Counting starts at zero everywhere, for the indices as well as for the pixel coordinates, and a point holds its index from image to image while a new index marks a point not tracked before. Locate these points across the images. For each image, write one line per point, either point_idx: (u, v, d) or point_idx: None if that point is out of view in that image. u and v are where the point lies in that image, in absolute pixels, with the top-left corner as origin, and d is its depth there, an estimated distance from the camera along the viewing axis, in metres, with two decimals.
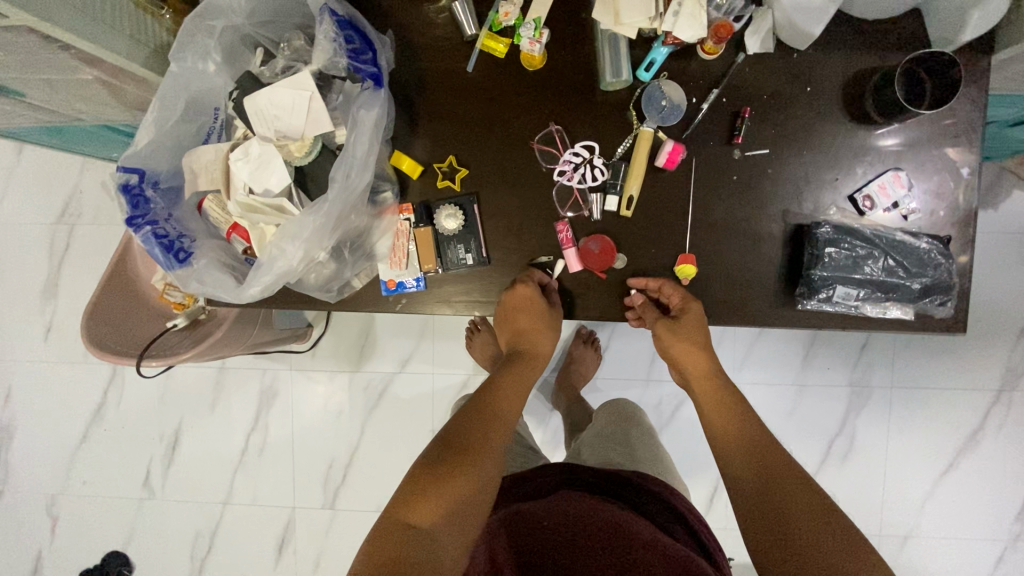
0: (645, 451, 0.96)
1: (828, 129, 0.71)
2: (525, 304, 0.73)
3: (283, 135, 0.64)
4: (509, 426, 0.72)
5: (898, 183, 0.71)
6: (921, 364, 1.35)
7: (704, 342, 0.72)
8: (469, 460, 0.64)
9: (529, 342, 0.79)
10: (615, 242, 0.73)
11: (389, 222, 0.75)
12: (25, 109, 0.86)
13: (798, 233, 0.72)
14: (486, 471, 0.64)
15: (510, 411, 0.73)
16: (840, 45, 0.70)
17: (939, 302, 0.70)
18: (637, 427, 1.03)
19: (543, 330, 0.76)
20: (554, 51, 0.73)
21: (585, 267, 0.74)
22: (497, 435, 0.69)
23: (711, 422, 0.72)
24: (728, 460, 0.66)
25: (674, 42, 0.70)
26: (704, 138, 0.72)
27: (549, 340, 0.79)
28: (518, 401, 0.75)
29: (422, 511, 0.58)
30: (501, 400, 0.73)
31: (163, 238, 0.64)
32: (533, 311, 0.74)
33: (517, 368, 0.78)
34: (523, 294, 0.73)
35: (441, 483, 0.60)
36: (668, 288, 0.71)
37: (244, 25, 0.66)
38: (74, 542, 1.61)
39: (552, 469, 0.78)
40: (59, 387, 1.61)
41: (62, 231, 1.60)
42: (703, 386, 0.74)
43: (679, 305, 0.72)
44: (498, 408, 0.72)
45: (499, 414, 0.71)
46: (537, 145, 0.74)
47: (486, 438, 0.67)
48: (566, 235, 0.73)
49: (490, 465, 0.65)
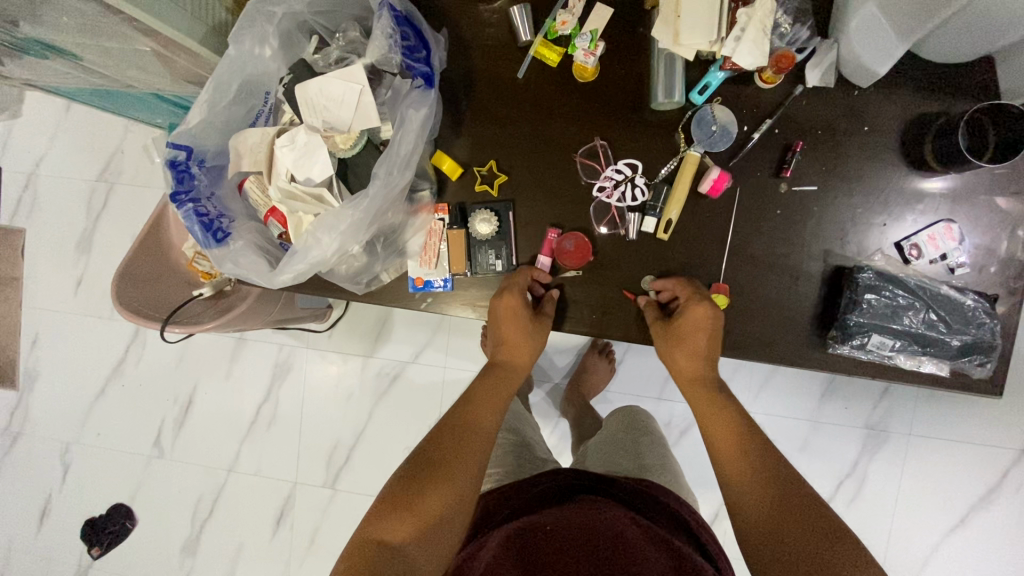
0: (654, 458, 0.95)
1: (879, 171, 0.69)
2: (510, 310, 0.72)
3: (330, 126, 0.64)
4: (489, 434, 0.70)
5: (949, 235, 0.68)
6: (943, 415, 1.32)
7: (704, 351, 0.69)
8: (441, 477, 0.63)
9: (507, 353, 0.76)
10: (654, 283, 0.71)
11: (423, 220, 0.75)
12: (80, 71, 0.88)
13: (837, 275, 0.70)
14: (462, 485, 0.64)
15: (486, 417, 0.71)
16: (904, 86, 0.68)
17: (978, 363, 0.68)
18: (649, 437, 1.01)
19: (527, 341, 0.73)
20: (607, 64, 0.72)
21: (561, 264, 0.72)
22: (477, 444, 0.68)
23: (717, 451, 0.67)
24: (736, 489, 0.62)
25: (731, 68, 0.68)
26: (751, 168, 0.70)
27: (530, 351, 0.75)
28: (496, 413, 0.72)
29: (397, 530, 0.59)
30: (476, 411, 0.71)
31: (204, 216, 0.65)
32: (516, 319, 0.72)
33: (496, 380, 0.75)
34: (508, 302, 0.72)
35: (411, 502, 0.61)
36: (677, 283, 0.69)
37: (303, 13, 0.65)
38: (82, 491, 1.65)
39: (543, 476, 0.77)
40: (85, 339, 1.66)
41: (101, 189, 1.64)
42: (702, 407, 0.70)
43: (686, 299, 0.68)
44: (474, 420, 0.70)
45: (475, 425, 0.70)
46: (580, 159, 0.72)
47: (463, 453, 0.66)
48: (551, 240, 0.73)
49: (466, 477, 0.64)
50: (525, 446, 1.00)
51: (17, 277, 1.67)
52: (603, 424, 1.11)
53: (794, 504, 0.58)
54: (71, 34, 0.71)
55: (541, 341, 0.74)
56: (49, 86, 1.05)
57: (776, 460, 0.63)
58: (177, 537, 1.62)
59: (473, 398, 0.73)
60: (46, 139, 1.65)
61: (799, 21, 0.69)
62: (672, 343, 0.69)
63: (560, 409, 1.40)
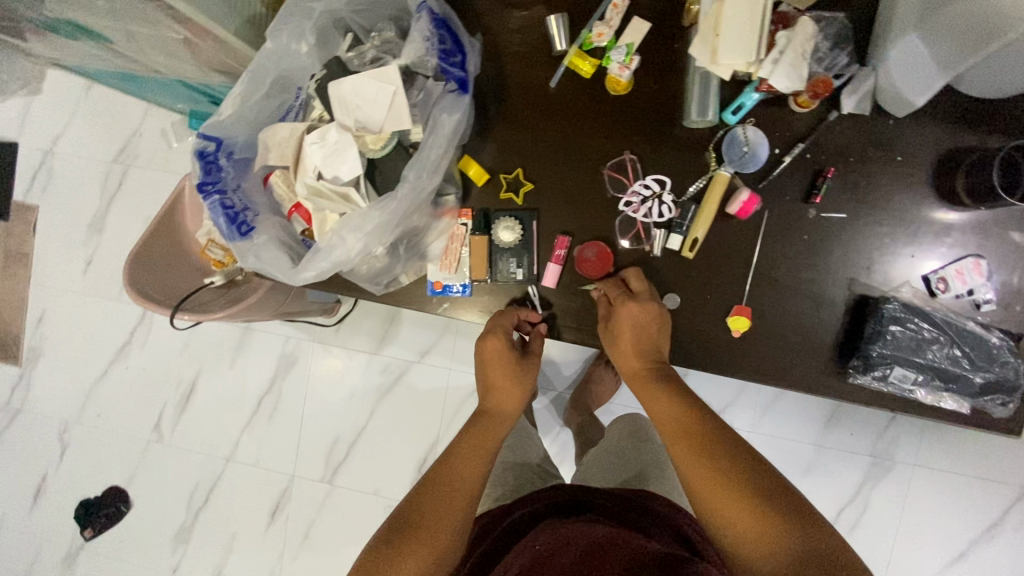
0: (654, 465, 0.91)
1: (908, 202, 0.69)
2: (498, 352, 0.72)
3: (362, 126, 0.64)
4: (474, 487, 0.66)
5: (977, 271, 0.68)
6: (949, 447, 1.31)
7: (653, 341, 0.68)
8: (419, 539, 0.59)
9: (491, 400, 0.74)
10: (599, 284, 0.71)
11: (447, 224, 0.74)
12: (109, 54, 0.88)
13: (862, 304, 0.70)
14: (441, 546, 0.60)
15: (471, 472, 0.66)
16: (939, 118, 0.67)
17: (1000, 402, 0.67)
18: (649, 443, 0.97)
19: (515, 380, 0.74)
20: (641, 78, 0.71)
21: (581, 274, 0.72)
22: (460, 501, 0.64)
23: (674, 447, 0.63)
24: (699, 488, 0.58)
25: (767, 90, 0.68)
26: (780, 191, 0.70)
27: (517, 394, 0.74)
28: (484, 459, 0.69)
29: None
30: (461, 462, 0.68)
31: (229, 208, 0.64)
32: (504, 358, 0.73)
33: (486, 427, 0.72)
34: (492, 344, 0.72)
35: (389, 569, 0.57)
36: (611, 285, 0.70)
37: (341, 10, 0.65)
38: (78, 471, 1.65)
39: (528, 500, 0.73)
40: (91, 319, 1.66)
41: (117, 170, 1.64)
42: (647, 395, 0.67)
43: (614, 296, 0.69)
44: (459, 470, 0.66)
45: (462, 473, 0.66)
46: (608, 171, 0.72)
47: (440, 514, 0.62)
48: (559, 252, 0.72)
49: (446, 540, 0.60)
50: (529, 457, 0.99)
51: (28, 254, 1.67)
52: (607, 430, 1.08)
53: (752, 493, 0.55)
54: (109, 18, 0.71)
55: (529, 381, 0.75)
56: (76, 67, 1.05)
57: (756, 461, 0.59)
58: (171, 523, 1.61)
59: (462, 443, 0.70)
60: (66, 116, 1.65)
61: (838, 47, 0.68)
62: (608, 340, 0.70)
63: (562, 418, 1.39)
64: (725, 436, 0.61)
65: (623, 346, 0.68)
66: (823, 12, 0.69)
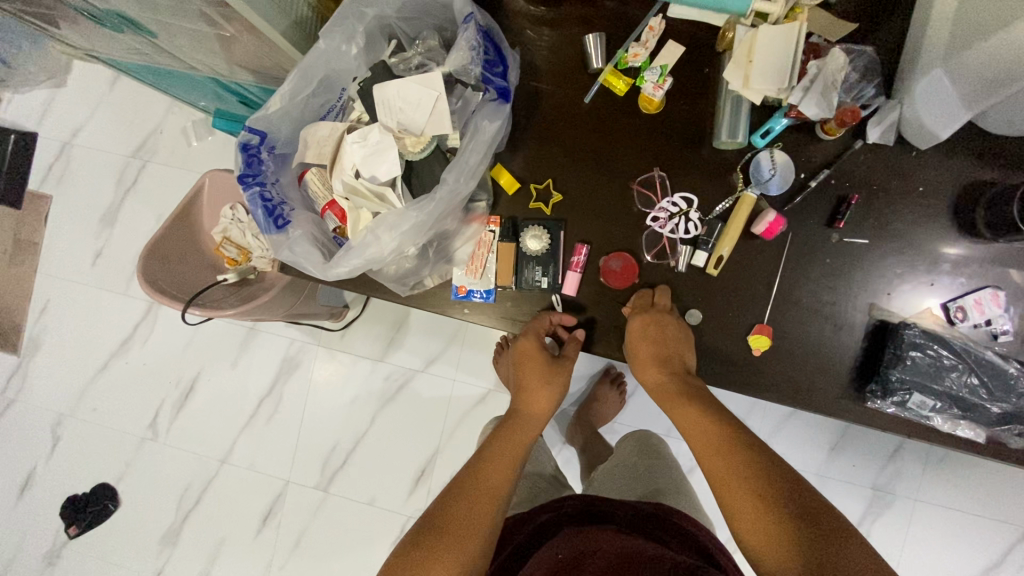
0: (667, 481, 0.92)
1: (930, 233, 0.70)
2: (530, 352, 0.75)
3: (403, 128, 0.66)
4: (500, 496, 0.65)
5: (995, 302, 0.69)
6: (952, 483, 1.31)
7: (676, 356, 0.69)
8: (444, 543, 0.58)
9: (525, 399, 0.77)
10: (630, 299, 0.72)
11: (475, 230, 0.75)
12: (149, 47, 0.89)
13: (881, 330, 0.71)
14: (469, 551, 0.59)
15: (496, 481, 0.66)
16: (961, 152, 0.70)
17: (1017, 433, 0.67)
18: (661, 459, 0.99)
19: (547, 382, 0.76)
20: (673, 99, 0.74)
21: (606, 284, 0.73)
22: (486, 507, 0.63)
23: (710, 467, 0.64)
24: (726, 497, 0.60)
25: (796, 116, 0.70)
26: (804, 215, 0.71)
27: (549, 397, 0.76)
28: (510, 468, 0.69)
29: None
30: (488, 468, 0.68)
31: (268, 201, 0.65)
32: (537, 359, 0.76)
33: (518, 424, 0.76)
34: (527, 344, 0.75)
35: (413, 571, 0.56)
36: (640, 298, 0.71)
37: (390, 17, 0.67)
38: (68, 466, 1.62)
39: (551, 505, 0.72)
40: (96, 312, 1.65)
41: (135, 165, 1.65)
42: (676, 408, 0.68)
43: (637, 309, 0.71)
44: (485, 477, 0.66)
45: (488, 482, 0.66)
46: (637, 186, 0.74)
47: (467, 521, 0.61)
48: (578, 259, 0.73)
49: (470, 546, 0.59)
50: (536, 470, 0.99)
51: (37, 243, 1.67)
52: (616, 448, 1.09)
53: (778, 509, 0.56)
54: (161, 11, 0.73)
55: (560, 383, 0.76)
56: (110, 60, 1.07)
57: (782, 472, 0.59)
58: (160, 525, 1.58)
59: (490, 451, 0.70)
60: (88, 110, 1.67)
61: (865, 79, 0.71)
62: (631, 356, 0.71)
63: (566, 435, 1.39)
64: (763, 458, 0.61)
65: (644, 360, 0.69)
66: (852, 45, 0.71)
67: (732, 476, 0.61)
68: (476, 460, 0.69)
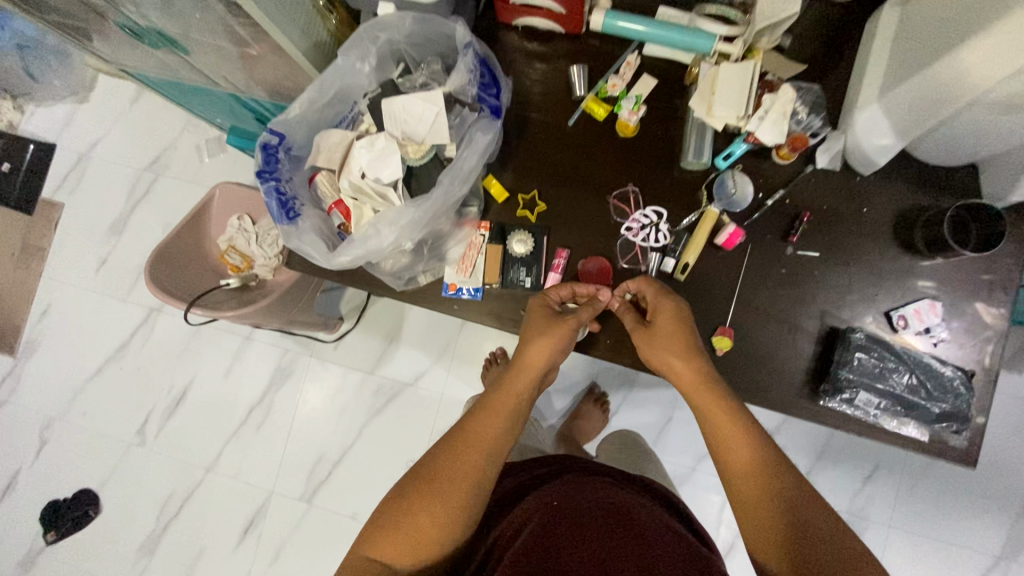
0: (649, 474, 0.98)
1: (874, 249, 0.79)
2: (537, 311, 0.74)
3: (407, 138, 0.75)
4: (492, 448, 0.66)
5: (932, 311, 0.77)
6: (925, 509, 1.34)
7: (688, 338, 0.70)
8: (433, 492, 0.62)
9: (523, 347, 0.71)
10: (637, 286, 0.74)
11: (467, 234, 0.83)
12: (180, 64, 0.99)
13: (832, 334, 0.78)
14: (457, 508, 0.62)
15: (490, 432, 0.66)
16: (898, 179, 0.79)
17: (954, 430, 0.74)
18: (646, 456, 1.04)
19: (541, 334, 0.70)
20: (646, 125, 0.83)
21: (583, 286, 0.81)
22: (472, 463, 0.64)
23: (722, 449, 0.64)
24: (729, 467, 0.63)
25: (753, 142, 0.79)
26: (762, 230, 0.80)
27: (551, 347, 0.70)
28: (503, 423, 0.68)
29: (388, 545, 0.60)
30: (482, 421, 0.67)
31: (282, 194, 0.73)
32: (540, 315, 0.73)
33: (512, 375, 0.71)
34: (539, 305, 0.74)
35: (405, 516, 0.61)
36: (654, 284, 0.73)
37: (399, 43, 0.77)
38: (52, 470, 1.63)
39: (550, 461, 0.75)
40: (95, 317, 1.69)
41: (146, 178, 1.73)
42: (692, 390, 0.68)
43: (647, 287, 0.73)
44: (478, 430, 0.67)
45: (481, 434, 0.66)
46: (613, 200, 0.82)
47: (454, 476, 0.63)
48: (559, 262, 0.81)
49: (459, 496, 0.62)
50: None
51: (44, 248, 1.73)
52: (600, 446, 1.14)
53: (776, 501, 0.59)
54: (197, 30, 0.83)
55: (554, 340, 0.70)
56: (138, 75, 1.16)
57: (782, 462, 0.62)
58: (140, 533, 1.57)
59: (485, 406, 0.69)
60: (106, 125, 1.77)
61: (813, 112, 0.80)
62: (643, 341, 0.71)
63: None
64: (783, 468, 0.62)
65: (659, 343, 0.70)
66: (802, 84, 0.81)
67: (744, 472, 0.62)
68: (472, 411, 0.69)
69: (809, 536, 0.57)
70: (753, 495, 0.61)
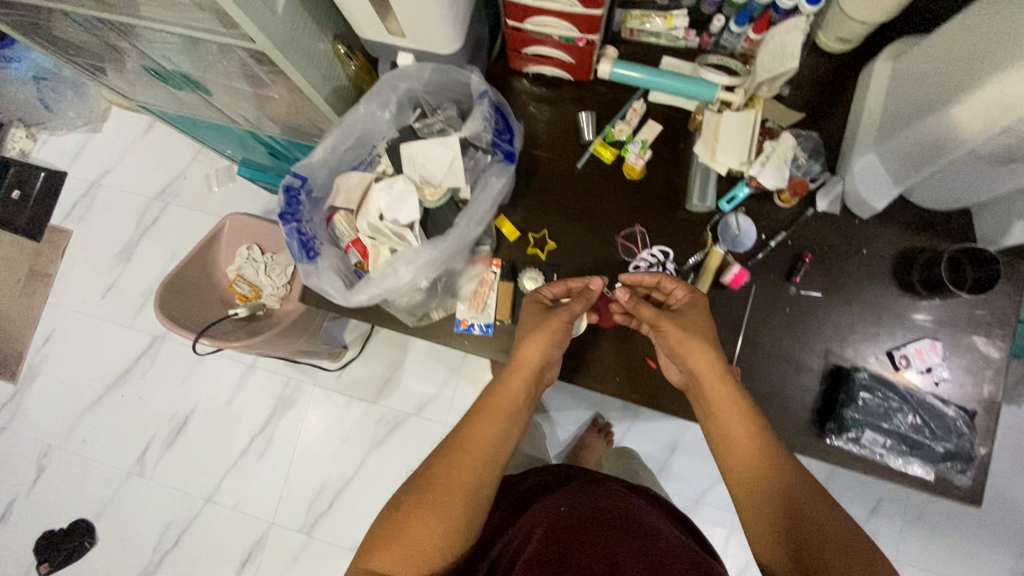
0: None
1: (875, 290, 0.81)
2: (532, 310, 0.77)
3: (424, 181, 0.77)
4: (489, 454, 0.66)
5: (933, 351, 0.79)
6: (931, 545, 1.34)
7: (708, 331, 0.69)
8: (431, 498, 0.62)
9: (516, 347, 0.74)
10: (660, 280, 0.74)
11: (479, 270, 0.85)
12: (201, 102, 1.03)
13: (837, 373, 0.79)
14: (455, 514, 0.62)
15: (486, 436, 0.67)
16: (896, 222, 0.82)
17: (959, 469, 0.75)
18: None
19: (533, 330, 0.73)
20: (652, 168, 0.86)
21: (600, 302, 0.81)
22: (471, 469, 0.65)
23: (733, 449, 0.64)
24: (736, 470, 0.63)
25: (755, 185, 0.82)
26: (766, 270, 0.82)
27: (544, 343, 0.72)
28: (500, 425, 0.69)
29: (387, 551, 0.60)
30: (480, 423, 0.68)
31: (303, 235, 0.75)
32: (534, 313, 0.76)
33: (508, 374, 0.73)
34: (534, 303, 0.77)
35: (405, 523, 0.61)
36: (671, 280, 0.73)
37: (417, 91, 0.80)
38: (49, 498, 1.61)
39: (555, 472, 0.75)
40: (99, 343, 1.70)
41: (156, 206, 1.76)
42: (711, 384, 0.67)
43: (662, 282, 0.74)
44: (476, 433, 0.67)
45: (478, 437, 0.67)
46: (621, 239, 0.84)
47: (453, 481, 0.63)
48: None
49: (457, 502, 0.62)
50: None
51: (51, 274, 1.75)
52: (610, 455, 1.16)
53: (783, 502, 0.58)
54: (222, 74, 0.86)
55: (545, 332, 0.72)
56: (156, 110, 1.19)
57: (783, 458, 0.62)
58: (135, 564, 1.55)
59: (483, 408, 0.70)
60: (118, 155, 1.80)
61: (812, 158, 0.84)
62: (671, 326, 0.69)
63: None
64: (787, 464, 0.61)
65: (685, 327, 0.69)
66: (800, 131, 0.85)
67: (749, 468, 0.62)
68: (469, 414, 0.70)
69: (813, 532, 0.55)
70: (756, 497, 0.60)
